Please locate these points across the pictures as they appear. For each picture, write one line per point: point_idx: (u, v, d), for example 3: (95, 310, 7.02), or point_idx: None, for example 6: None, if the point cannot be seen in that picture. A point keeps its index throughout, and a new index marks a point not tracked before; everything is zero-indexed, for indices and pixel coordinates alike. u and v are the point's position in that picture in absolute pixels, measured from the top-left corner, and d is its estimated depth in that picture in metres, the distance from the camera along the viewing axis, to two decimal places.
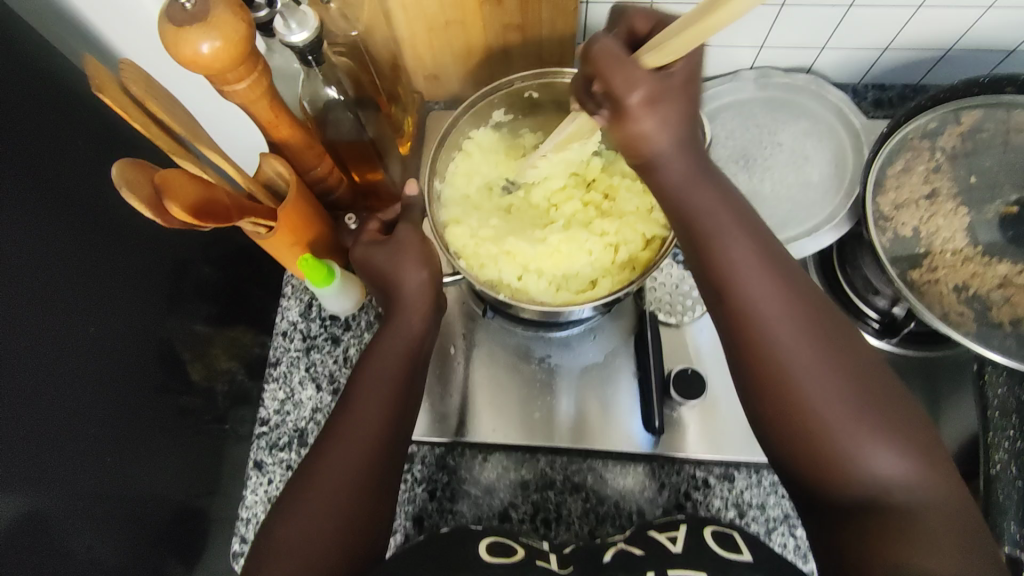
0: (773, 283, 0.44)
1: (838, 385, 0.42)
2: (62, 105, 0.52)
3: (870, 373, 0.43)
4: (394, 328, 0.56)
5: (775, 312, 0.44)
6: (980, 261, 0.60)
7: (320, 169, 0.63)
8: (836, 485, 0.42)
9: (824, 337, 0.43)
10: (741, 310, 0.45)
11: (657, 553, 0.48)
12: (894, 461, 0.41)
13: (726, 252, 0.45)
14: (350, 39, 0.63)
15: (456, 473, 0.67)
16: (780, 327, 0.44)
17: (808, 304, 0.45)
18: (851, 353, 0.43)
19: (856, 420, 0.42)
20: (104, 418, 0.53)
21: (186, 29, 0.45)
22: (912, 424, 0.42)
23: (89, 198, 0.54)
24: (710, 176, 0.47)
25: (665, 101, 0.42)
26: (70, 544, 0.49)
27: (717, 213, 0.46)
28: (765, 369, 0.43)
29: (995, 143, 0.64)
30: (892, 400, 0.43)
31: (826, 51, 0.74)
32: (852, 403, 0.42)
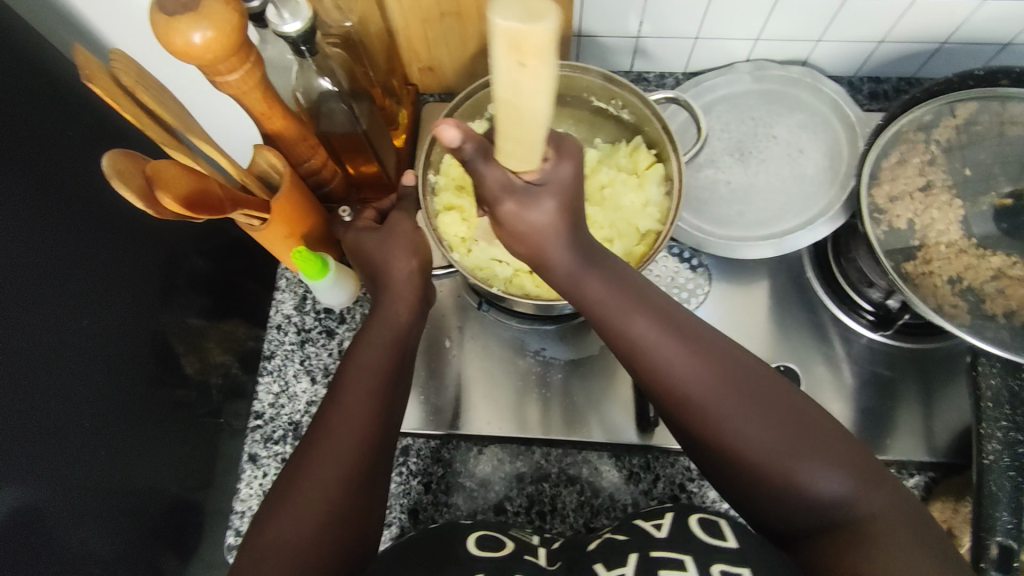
0: (680, 347, 0.47)
1: (765, 422, 0.45)
2: (50, 95, 0.51)
3: (785, 407, 0.46)
4: (384, 317, 0.56)
5: (693, 379, 0.46)
6: (974, 253, 0.61)
7: (314, 161, 0.63)
8: (789, 510, 0.44)
9: (736, 386, 0.46)
10: (665, 382, 0.47)
11: (640, 537, 0.49)
12: (833, 483, 0.43)
13: (633, 333, 0.48)
14: (344, 30, 0.62)
15: (451, 465, 0.67)
16: (700, 391, 0.46)
17: (718, 355, 0.47)
18: (763, 391, 0.46)
19: (791, 452, 0.44)
20: (98, 411, 0.53)
21: (178, 18, 0.44)
22: (833, 433, 0.45)
23: (79, 190, 0.53)
24: (600, 264, 0.50)
25: (544, 198, 0.43)
26: (63, 537, 0.49)
27: (613, 300, 0.49)
28: (704, 432, 0.46)
29: (990, 135, 0.64)
30: (810, 423, 0.45)
31: (821, 43, 0.74)
32: (781, 436, 0.44)
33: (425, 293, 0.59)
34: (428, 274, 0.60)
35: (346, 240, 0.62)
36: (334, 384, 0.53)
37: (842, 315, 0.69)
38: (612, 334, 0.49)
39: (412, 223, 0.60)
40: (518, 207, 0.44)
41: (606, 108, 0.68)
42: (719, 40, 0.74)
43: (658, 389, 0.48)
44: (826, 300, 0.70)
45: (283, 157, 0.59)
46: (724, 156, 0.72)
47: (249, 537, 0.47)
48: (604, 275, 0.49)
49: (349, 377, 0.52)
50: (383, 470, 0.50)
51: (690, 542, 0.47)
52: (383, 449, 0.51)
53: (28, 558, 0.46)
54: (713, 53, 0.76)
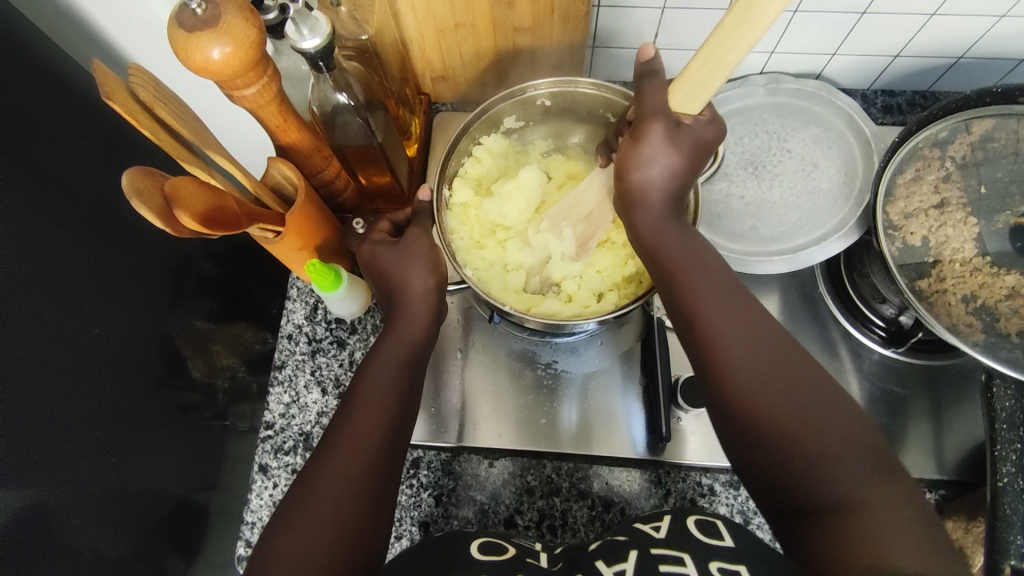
0: (726, 308, 0.48)
1: (796, 389, 0.44)
2: (65, 100, 0.51)
3: (828, 394, 0.44)
4: (396, 335, 0.56)
5: (734, 337, 0.46)
6: (988, 272, 0.60)
7: (327, 172, 0.63)
8: (797, 485, 0.41)
9: (780, 357, 0.45)
10: (705, 333, 0.47)
11: (641, 537, 0.49)
12: (850, 466, 0.41)
13: (689, 283, 0.49)
14: (360, 43, 0.61)
15: (462, 478, 0.67)
16: (740, 348, 0.46)
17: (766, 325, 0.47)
18: (808, 374, 0.45)
19: (812, 429, 0.42)
20: (106, 420, 0.53)
21: (197, 34, 0.44)
22: (871, 440, 0.42)
23: (91, 195, 0.53)
24: (678, 221, 0.53)
25: (675, 141, 0.50)
26: (72, 541, 0.49)
27: (681, 253, 0.51)
28: (732, 387, 0.45)
29: (1008, 153, 0.63)
30: (849, 417, 0.43)
31: (836, 57, 0.74)
32: (807, 409, 0.43)
33: (439, 310, 0.59)
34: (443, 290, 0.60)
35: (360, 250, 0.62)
36: (345, 400, 0.53)
37: (854, 330, 0.70)
38: (673, 286, 0.50)
39: (428, 240, 0.60)
40: (666, 135, 0.50)
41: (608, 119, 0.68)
42: None
43: (696, 344, 0.48)
44: (835, 312, 0.71)
45: (298, 169, 0.59)
46: (737, 170, 0.72)
47: (257, 557, 0.46)
48: (684, 234, 0.52)
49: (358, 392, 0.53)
50: (394, 486, 0.50)
51: (690, 539, 0.46)
52: (394, 462, 0.51)
53: (33, 558, 0.45)
54: None
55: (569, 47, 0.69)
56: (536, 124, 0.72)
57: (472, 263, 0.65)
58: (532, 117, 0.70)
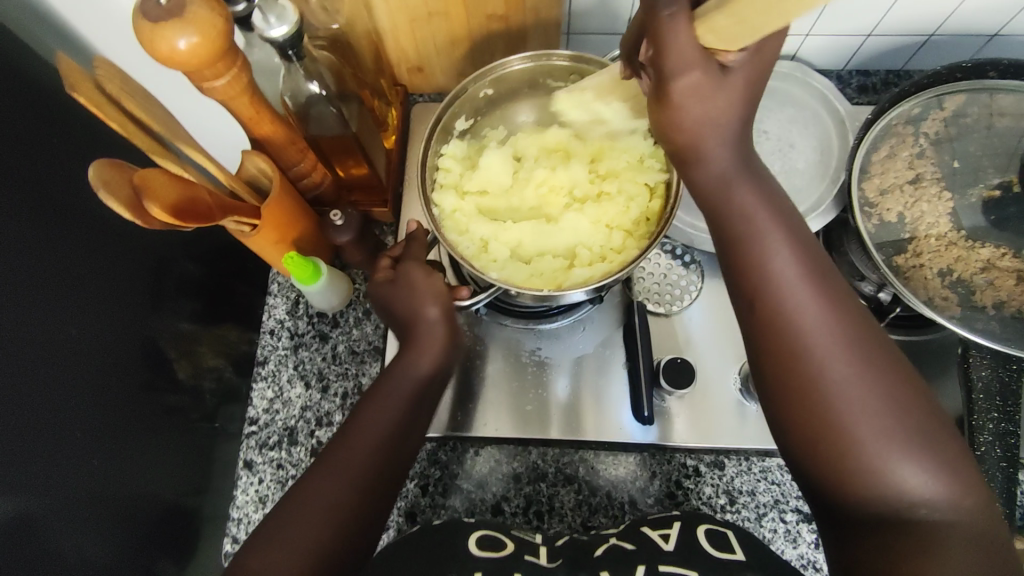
0: (807, 285, 0.46)
1: (872, 384, 0.43)
2: (35, 102, 0.51)
3: (899, 386, 0.43)
4: (403, 367, 0.56)
5: (813, 324, 0.44)
6: (963, 245, 0.61)
7: (303, 164, 0.62)
8: (860, 494, 0.42)
9: (853, 345, 0.44)
10: (780, 315, 0.45)
11: (648, 547, 0.51)
12: (919, 476, 0.41)
13: (769, 259, 0.46)
14: (331, 31, 0.62)
15: (448, 467, 0.67)
16: (814, 340, 0.44)
17: (838, 300, 0.46)
18: (883, 361, 0.44)
19: (885, 434, 0.42)
20: (90, 423, 0.53)
21: (162, 24, 0.44)
22: (947, 442, 0.42)
23: (66, 196, 0.53)
24: (748, 182, 0.48)
25: (696, 96, 0.43)
26: (58, 545, 0.49)
27: (756, 225, 0.47)
28: (798, 380, 0.44)
29: (979, 127, 0.64)
30: (922, 416, 0.43)
31: (810, 38, 0.74)
32: (881, 410, 0.42)
33: (452, 343, 0.59)
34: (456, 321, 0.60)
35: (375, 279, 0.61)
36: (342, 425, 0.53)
37: None
38: (749, 258, 0.47)
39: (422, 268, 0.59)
40: (706, 84, 0.43)
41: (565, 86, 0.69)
42: None
43: (757, 324, 0.46)
44: None
45: (273, 161, 0.59)
46: None
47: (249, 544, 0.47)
48: (759, 193, 0.48)
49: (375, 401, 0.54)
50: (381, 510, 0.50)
51: (698, 554, 0.49)
52: (397, 465, 0.52)
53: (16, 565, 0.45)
54: None
55: (543, 31, 0.69)
56: (486, 120, 0.71)
57: (492, 267, 0.62)
58: (478, 111, 0.70)
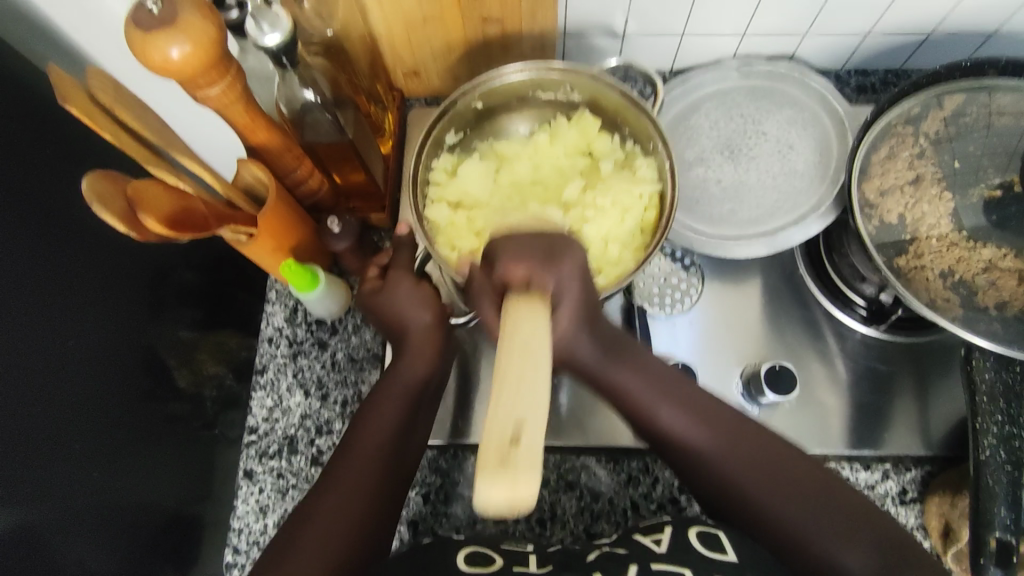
0: (702, 427, 0.53)
1: (785, 488, 0.50)
2: (29, 110, 0.50)
3: (806, 479, 0.50)
4: (397, 372, 0.57)
5: (719, 457, 0.52)
6: (965, 246, 0.60)
7: (300, 171, 0.62)
8: None
9: (755, 467, 0.51)
10: (698, 463, 0.53)
11: (641, 551, 0.49)
12: (859, 556, 0.46)
13: (662, 421, 0.54)
14: (326, 38, 0.62)
15: (449, 474, 0.67)
16: (732, 473, 0.51)
17: (731, 430, 0.53)
18: (789, 466, 0.51)
19: (817, 528, 0.48)
20: (90, 433, 0.52)
21: (153, 33, 0.43)
22: (862, 510, 0.49)
23: (62, 205, 0.52)
24: (620, 360, 0.54)
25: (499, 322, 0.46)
26: (60, 557, 0.48)
27: (642, 390, 0.54)
28: (734, 505, 0.51)
29: (978, 126, 0.64)
30: (836, 497, 0.50)
31: (808, 38, 0.74)
32: (799, 503, 0.49)
33: (443, 347, 0.60)
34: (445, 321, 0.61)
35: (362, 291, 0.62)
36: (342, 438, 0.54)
37: (836, 311, 0.70)
38: (653, 423, 0.54)
39: (412, 277, 0.60)
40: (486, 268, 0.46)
41: (556, 96, 0.69)
42: (707, 36, 0.74)
43: (688, 467, 0.54)
44: (817, 294, 0.70)
45: (269, 169, 0.58)
46: (712, 155, 0.71)
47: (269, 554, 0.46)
48: (635, 366, 0.55)
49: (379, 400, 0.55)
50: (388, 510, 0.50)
51: (690, 553, 0.47)
52: (402, 462, 0.53)
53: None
54: (700, 50, 0.76)
55: (540, 35, 0.69)
56: (476, 134, 0.71)
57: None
58: (467, 125, 0.69)
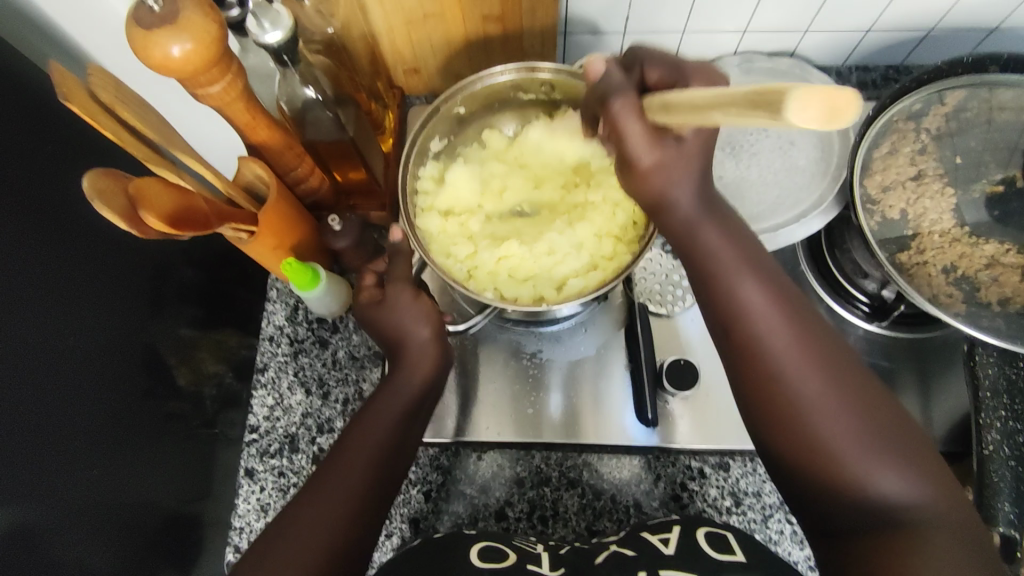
0: (778, 313, 0.45)
1: (852, 405, 0.43)
2: (30, 108, 0.50)
3: (880, 413, 0.43)
4: (394, 385, 0.56)
5: (784, 348, 0.44)
6: (967, 241, 0.60)
7: (301, 169, 0.62)
8: (842, 500, 0.42)
9: (827, 369, 0.44)
10: (756, 345, 0.45)
11: (649, 553, 0.50)
12: (897, 483, 0.41)
13: (737, 292, 0.46)
14: (326, 36, 0.61)
15: (451, 472, 0.67)
16: (796, 370, 0.44)
17: (815, 340, 0.45)
18: (867, 390, 0.44)
19: (868, 448, 0.42)
20: (91, 432, 0.52)
21: (154, 31, 0.43)
22: (920, 448, 0.43)
23: (64, 203, 0.52)
24: (716, 222, 0.48)
25: (659, 174, 0.44)
26: (60, 555, 0.49)
27: (719, 256, 0.47)
28: (777, 394, 0.44)
29: (980, 121, 0.64)
30: (902, 431, 0.43)
31: (808, 34, 0.74)
32: (862, 421, 0.42)
33: (442, 362, 0.59)
34: (443, 339, 0.60)
35: (360, 300, 0.60)
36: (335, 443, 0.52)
37: (837, 306, 0.69)
38: (717, 289, 0.47)
39: (412, 290, 0.59)
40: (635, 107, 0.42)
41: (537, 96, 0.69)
42: (707, 33, 0.74)
43: (734, 348, 0.46)
44: (819, 291, 0.70)
45: (269, 167, 0.58)
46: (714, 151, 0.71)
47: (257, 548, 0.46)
48: (725, 232, 0.48)
49: (375, 405, 0.54)
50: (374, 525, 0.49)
51: (699, 556, 0.48)
52: (391, 480, 0.51)
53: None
54: (700, 47, 0.76)
55: (540, 34, 0.68)
56: (461, 139, 0.71)
57: (485, 286, 0.62)
58: (452, 131, 0.69)
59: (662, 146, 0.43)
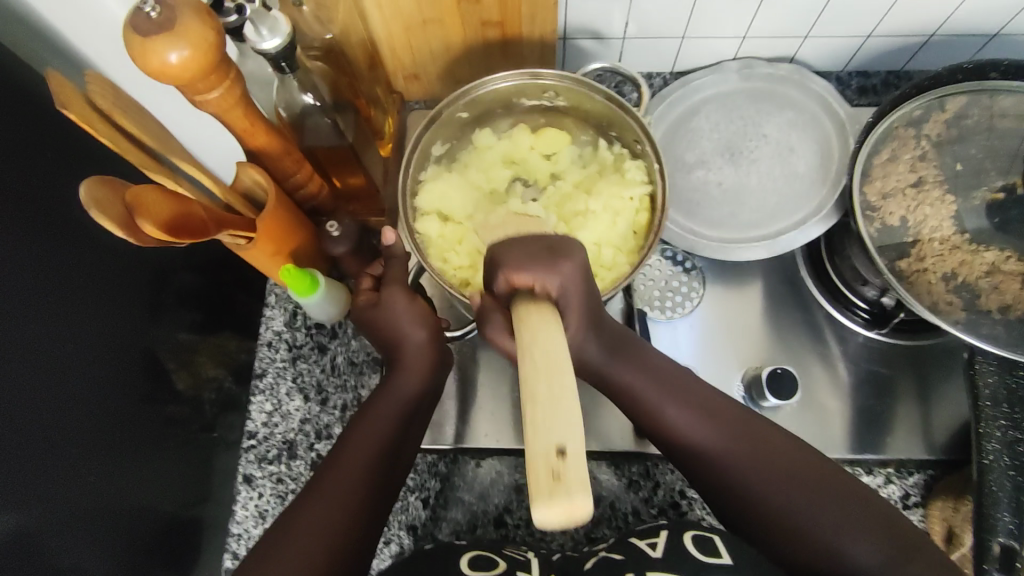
0: (710, 424, 0.53)
1: (777, 458, 0.51)
2: (28, 112, 0.50)
3: (799, 466, 0.51)
4: (390, 389, 0.56)
5: (729, 460, 0.52)
6: (967, 248, 0.60)
7: (299, 176, 0.62)
8: (828, 575, 0.47)
9: (751, 442, 0.52)
10: (717, 473, 0.52)
11: (636, 557, 0.49)
12: (869, 552, 0.46)
13: (673, 420, 0.54)
14: (326, 42, 0.61)
15: (449, 479, 0.67)
16: (751, 483, 0.51)
17: (721, 411, 0.54)
18: (777, 442, 0.53)
19: (825, 520, 0.48)
20: (90, 437, 0.52)
21: (152, 38, 0.43)
22: (854, 488, 0.50)
23: (62, 207, 0.52)
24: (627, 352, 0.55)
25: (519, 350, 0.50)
26: (58, 561, 0.48)
27: (659, 399, 0.54)
28: (752, 519, 0.51)
29: (980, 128, 0.64)
30: (845, 486, 0.50)
31: (808, 40, 0.74)
32: (795, 476, 0.50)
33: (438, 364, 0.59)
34: (440, 339, 0.60)
35: (359, 303, 0.60)
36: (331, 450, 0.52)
37: (837, 313, 0.69)
38: (662, 425, 0.54)
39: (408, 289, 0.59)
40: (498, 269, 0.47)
41: (541, 102, 0.69)
42: (707, 39, 0.74)
43: (704, 485, 0.54)
44: (819, 298, 0.70)
45: (268, 174, 0.58)
46: (713, 157, 0.71)
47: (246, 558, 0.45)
48: (638, 364, 0.55)
49: (372, 410, 0.54)
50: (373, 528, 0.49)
51: (685, 560, 0.47)
52: (390, 481, 0.51)
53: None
54: (700, 52, 0.76)
55: (540, 39, 0.68)
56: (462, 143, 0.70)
57: (481, 293, 0.62)
58: (453, 135, 0.69)
59: (558, 271, 0.46)
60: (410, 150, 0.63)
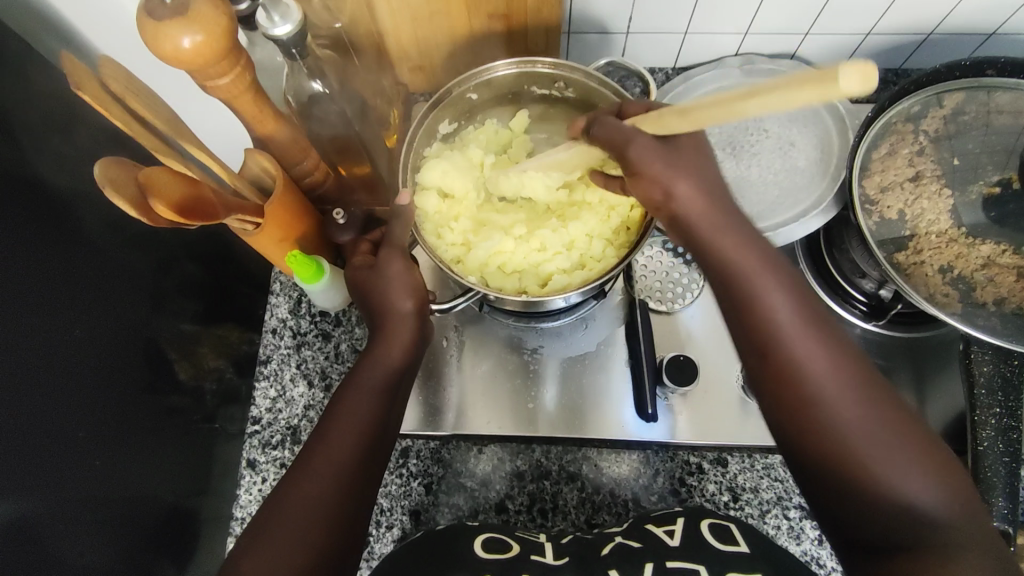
0: (790, 301, 0.46)
1: (842, 356, 0.45)
2: (37, 103, 0.51)
3: (876, 385, 0.44)
4: (372, 358, 0.54)
5: (795, 331, 0.45)
6: (963, 242, 0.61)
7: (306, 163, 0.62)
8: (866, 496, 0.42)
9: (826, 332, 0.46)
10: (775, 348, 0.45)
11: (653, 544, 0.52)
12: (923, 487, 0.41)
13: (762, 306, 0.46)
14: (333, 31, 0.63)
15: (452, 465, 0.68)
16: (812, 362, 0.44)
17: (819, 317, 0.46)
18: (875, 381, 0.45)
19: (887, 444, 0.42)
20: (94, 423, 0.53)
21: (165, 24, 0.44)
22: (921, 430, 0.44)
23: (70, 198, 0.53)
24: (740, 230, 0.49)
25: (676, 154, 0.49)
26: (60, 549, 0.49)
27: (755, 279, 0.47)
28: (807, 420, 0.44)
29: (978, 124, 0.65)
30: (909, 425, 0.44)
31: (809, 37, 0.75)
32: (859, 380, 0.44)
33: (423, 334, 0.58)
34: (427, 312, 0.59)
35: (353, 265, 0.60)
36: (318, 423, 0.51)
37: (837, 306, 0.70)
38: (750, 308, 0.46)
39: (403, 259, 0.57)
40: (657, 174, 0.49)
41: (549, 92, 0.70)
42: (708, 35, 0.75)
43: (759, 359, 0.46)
44: (817, 290, 0.71)
45: (275, 160, 0.59)
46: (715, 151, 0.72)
47: (240, 547, 0.46)
48: (742, 237, 0.48)
49: (356, 383, 0.53)
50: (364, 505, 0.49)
51: (703, 549, 0.50)
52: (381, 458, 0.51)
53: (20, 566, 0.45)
54: (703, 47, 0.77)
55: (544, 31, 0.69)
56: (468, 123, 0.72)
57: (470, 272, 0.63)
58: (461, 116, 0.71)
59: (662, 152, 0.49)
60: (413, 130, 0.64)
